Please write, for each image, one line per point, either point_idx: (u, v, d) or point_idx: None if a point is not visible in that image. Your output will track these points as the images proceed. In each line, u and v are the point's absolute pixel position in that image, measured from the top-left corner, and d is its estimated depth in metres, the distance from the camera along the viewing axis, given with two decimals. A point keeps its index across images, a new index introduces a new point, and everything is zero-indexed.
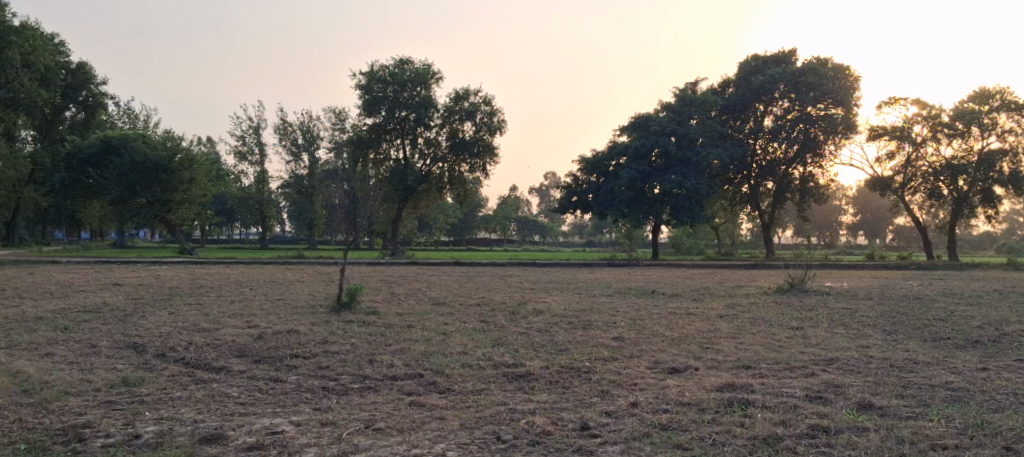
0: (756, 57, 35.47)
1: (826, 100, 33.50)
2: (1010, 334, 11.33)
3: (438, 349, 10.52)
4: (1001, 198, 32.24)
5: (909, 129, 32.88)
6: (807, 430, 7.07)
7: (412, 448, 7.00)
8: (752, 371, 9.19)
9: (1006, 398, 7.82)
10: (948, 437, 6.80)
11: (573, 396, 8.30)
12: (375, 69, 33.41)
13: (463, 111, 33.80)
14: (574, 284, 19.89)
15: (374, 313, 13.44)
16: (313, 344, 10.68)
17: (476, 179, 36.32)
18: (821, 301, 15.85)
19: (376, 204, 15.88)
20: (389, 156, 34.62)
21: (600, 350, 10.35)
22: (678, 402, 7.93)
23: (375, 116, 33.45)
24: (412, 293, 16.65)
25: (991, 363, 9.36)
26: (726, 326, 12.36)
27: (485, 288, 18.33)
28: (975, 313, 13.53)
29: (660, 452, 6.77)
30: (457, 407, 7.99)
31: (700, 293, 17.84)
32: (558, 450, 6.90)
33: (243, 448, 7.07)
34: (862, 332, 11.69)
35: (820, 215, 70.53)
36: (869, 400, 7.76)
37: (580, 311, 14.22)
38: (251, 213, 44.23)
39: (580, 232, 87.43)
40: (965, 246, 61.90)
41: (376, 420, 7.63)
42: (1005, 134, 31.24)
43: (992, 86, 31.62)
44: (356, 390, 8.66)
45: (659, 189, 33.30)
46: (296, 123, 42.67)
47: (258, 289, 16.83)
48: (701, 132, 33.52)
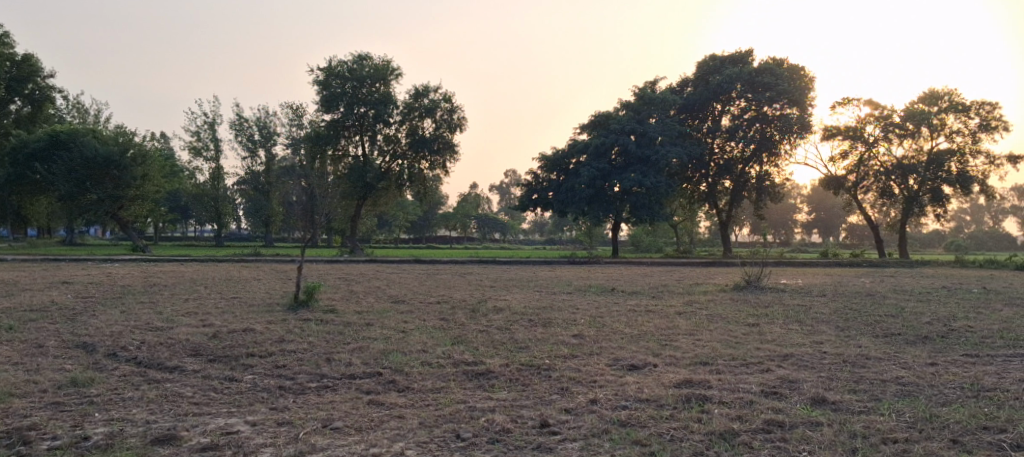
0: (713, 56, 35.88)
1: (781, 100, 34.03)
2: (958, 329, 11.62)
3: (397, 347, 10.44)
4: (950, 197, 33.07)
5: (862, 129, 33.56)
6: (762, 425, 7.16)
7: (370, 447, 6.93)
8: (710, 367, 9.29)
9: (954, 392, 8.01)
10: (899, 431, 6.93)
11: (533, 393, 8.31)
12: (333, 65, 33.04)
13: (423, 108, 33.64)
14: (534, 282, 19.92)
15: (332, 311, 13.30)
16: (270, 342, 10.54)
17: (436, 177, 36.18)
18: (776, 298, 16.09)
19: (334, 201, 15.73)
20: (348, 153, 34.30)
21: (560, 348, 10.37)
22: (637, 398, 7.98)
23: (333, 113, 33.08)
24: (371, 291, 16.50)
25: (939, 358, 9.58)
26: (684, 323, 12.49)
27: (445, 285, 18.27)
28: (925, 309, 13.86)
29: (618, 449, 6.79)
30: (416, 406, 7.95)
31: (659, 290, 18.01)
32: (518, 447, 6.89)
33: (197, 449, 6.94)
34: (816, 328, 11.90)
35: (776, 214, 71.72)
36: (823, 395, 7.90)
37: (540, 308, 14.24)
38: (206, 211, 43.24)
39: (540, 230, 87.69)
40: (914, 244, 63.47)
41: (333, 420, 7.55)
42: (953, 135, 32.06)
43: (941, 88, 32.41)
44: (313, 389, 8.56)
45: (619, 187, 33.52)
46: (252, 119, 42.04)
47: (212, 287, 16.53)
48: (660, 131, 33.82)
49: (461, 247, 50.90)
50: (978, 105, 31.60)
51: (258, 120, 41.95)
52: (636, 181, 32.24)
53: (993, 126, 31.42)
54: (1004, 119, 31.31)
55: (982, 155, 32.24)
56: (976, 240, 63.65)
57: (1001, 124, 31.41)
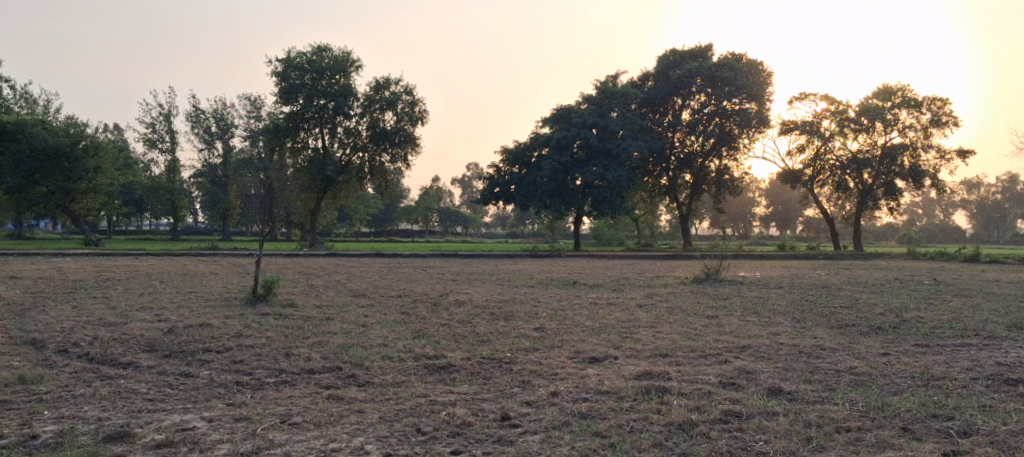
0: (673, 51, 36.18)
1: (741, 95, 34.45)
2: (909, 320, 11.90)
3: (357, 341, 10.37)
4: (903, 191, 33.79)
5: (818, 124, 34.13)
6: (720, 416, 7.25)
7: (329, 442, 6.87)
8: (669, 358, 9.39)
9: (905, 382, 8.20)
10: (852, 420, 7.05)
11: (494, 386, 8.31)
12: (291, 56, 32.58)
13: (384, 101, 33.41)
14: (496, 275, 19.93)
15: (291, 305, 13.17)
16: (227, 337, 10.40)
17: (397, 170, 35.97)
18: (735, 290, 16.31)
19: (292, 194, 15.55)
20: (307, 145, 33.91)
21: (521, 341, 10.39)
22: (597, 391, 8.04)
23: (292, 105, 32.68)
24: (331, 285, 16.36)
25: (892, 348, 9.80)
26: (645, 315, 12.60)
27: (406, 279, 18.19)
28: (878, 300, 14.17)
29: (578, 440, 6.83)
30: (376, 400, 7.91)
31: (620, 283, 18.16)
32: (478, 440, 6.89)
33: (151, 446, 6.82)
34: (773, 320, 12.09)
35: (735, 208, 72.65)
36: (779, 386, 8.04)
37: (501, 302, 14.25)
38: (162, 204, 42.50)
39: (502, 223, 87.73)
40: (869, 237, 64.80)
41: (292, 415, 7.47)
42: (906, 130, 32.75)
43: (895, 83, 33.05)
44: (271, 384, 8.47)
45: (581, 181, 33.66)
46: (209, 111, 41.33)
47: (168, 281, 16.25)
48: (622, 125, 34.01)
49: (423, 241, 50.73)
50: (929, 101, 32.30)
51: (215, 111, 41.25)
52: (598, 174, 32.41)
53: (944, 122, 32.16)
54: (954, 114, 32.05)
55: (934, 150, 32.98)
56: (927, 233, 65.21)
57: (952, 119, 32.16)
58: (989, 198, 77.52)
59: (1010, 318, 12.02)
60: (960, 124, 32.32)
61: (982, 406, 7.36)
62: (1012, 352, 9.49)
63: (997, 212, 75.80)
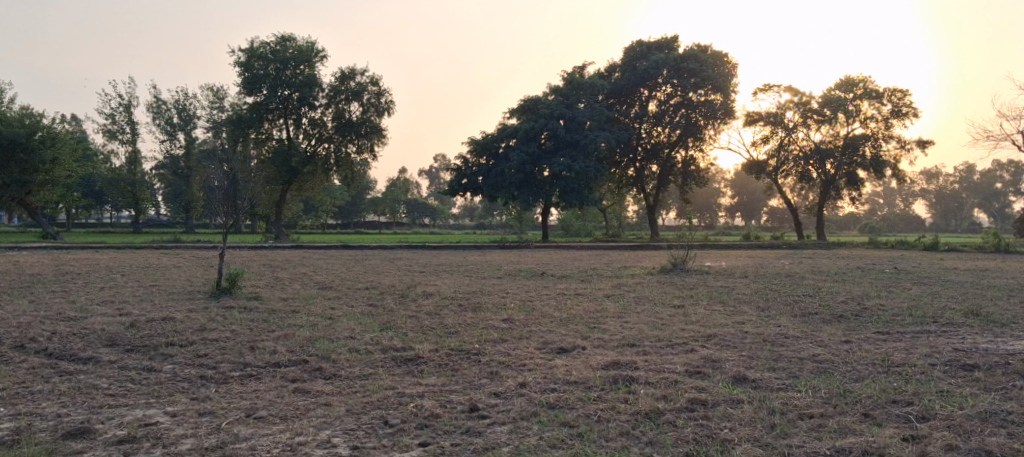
0: (640, 42, 36.36)
1: (706, 86, 34.83)
2: (870, 308, 12.13)
3: (324, 334, 10.28)
4: (864, 181, 34.37)
5: (782, 115, 34.54)
6: (686, 404, 7.32)
7: (296, 436, 6.81)
8: (636, 348, 9.45)
9: (866, 369, 8.34)
10: (815, 407, 7.15)
11: (462, 378, 8.31)
12: (255, 46, 32.14)
13: (349, 92, 33.12)
14: (464, 267, 19.92)
15: (256, 298, 13.03)
16: (191, 331, 10.27)
17: (363, 161, 35.71)
18: (702, 280, 16.49)
19: (256, 185, 15.36)
20: (271, 136, 33.52)
21: (489, 332, 10.39)
22: (565, 381, 8.06)
23: (256, 95, 32.25)
24: (297, 278, 16.21)
25: (853, 336, 9.96)
26: (613, 306, 12.67)
27: (373, 271, 18.10)
28: (840, 289, 14.42)
29: (546, 431, 6.84)
30: (342, 393, 7.85)
31: (588, 273, 18.25)
32: (446, 432, 6.87)
33: (112, 442, 6.70)
34: (738, 309, 12.24)
35: (701, 199, 73.30)
36: (744, 374, 8.12)
37: (470, 293, 14.23)
38: (123, 197, 41.79)
39: (470, 215, 87.66)
40: (831, 227, 65.83)
41: (257, 409, 7.39)
42: (867, 121, 33.27)
43: (857, 75, 33.52)
44: (236, 378, 8.37)
45: (548, 172, 33.73)
46: (170, 102, 40.64)
47: (129, 275, 15.98)
48: (589, 116, 34.10)
49: (390, 232, 50.59)
50: (890, 92, 32.82)
51: (177, 102, 40.59)
52: (566, 165, 32.50)
53: (904, 113, 32.71)
54: (914, 106, 32.62)
55: (894, 140, 33.57)
56: (888, 222, 66.42)
57: (912, 110, 32.72)
58: (947, 187, 79.13)
59: (968, 305, 12.30)
60: (919, 116, 32.91)
61: (940, 392, 7.52)
62: (969, 339, 9.70)
63: (955, 201, 77.42)
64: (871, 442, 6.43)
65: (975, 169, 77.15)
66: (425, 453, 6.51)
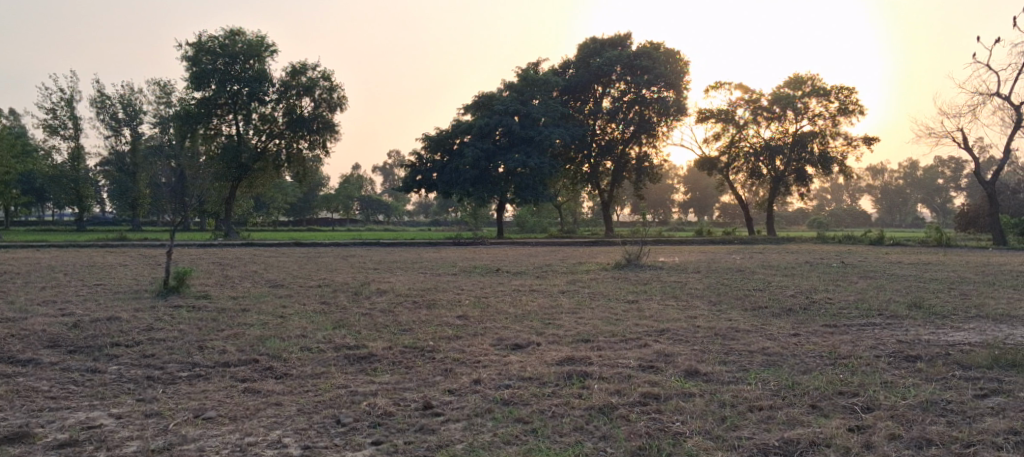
0: (593, 39, 36.61)
1: (659, 83, 35.24)
2: (818, 301, 12.42)
3: (275, 333, 10.14)
4: (812, 177, 35.06)
5: (733, 112, 35.08)
6: (639, 399, 7.38)
7: (246, 436, 6.70)
8: (590, 344, 9.49)
9: (814, 361, 8.50)
10: (764, 399, 7.27)
11: (415, 375, 8.25)
12: (202, 40, 31.52)
13: (301, 87, 32.68)
14: (419, 264, 19.83)
15: (205, 297, 12.81)
16: (137, 331, 10.03)
17: (315, 157, 35.31)
18: (655, 275, 16.70)
19: (205, 182, 15.08)
20: (221, 132, 32.93)
21: (443, 330, 10.35)
22: (520, 377, 8.07)
23: (204, 90, 31.65)
24: (248, 276, 15.95)
25: (801, 329, 10.15)
26: (567, 301, 12.74)
27: (327, 268, 17.90)
28: (789, 282, 14.74)
29: (500, 427, 6.82)
30: (294, 392, 7.74)
31: (543, 270, 18.32)
32: (399, 430, 6.81)
33: (53, 446, 6.52)
34: (691, 303, 12.39)
35: (655, 195, 74.11)
36: (696, 367, 8.22)
37: (424, 290, 14.19)
38: (66, 194, 40.77)
39: (425, 211, 87.29)
40: (781, 222, 67.16)
41: (206, 410, 7.25)
42: (816, 118, 33.93)
43: (805, 72, 34.16)
44: (184, 378, 8.20)
45: (503, 168, 33.74)
46: (115, 96, 39.62)
47: (72, 274, 15.54)
48: (544, 112, 34.24)
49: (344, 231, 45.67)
50: (837, 90, 33.51)
51: (122, 97, 39.57)
52: (520, 162, 32.59)
53: (851, 110, 33.42)
54: (860, 103, 33.35)
55: (841, 137, 34.30)
56: (835, 218, 68.04)
57: (858, 107, 33.44)
58: (891, 183, 81.39)
59: (911, 297, 12.66)
60: (865, 113, 33.66)
61: (883, 383, 7.70)
62: (912, 330, 9.96)
63: (899, 196, 79.77)
64: (818, 432, 6.54)
65: (918, 165, 79.54)
66: (377, 451, 6.44)
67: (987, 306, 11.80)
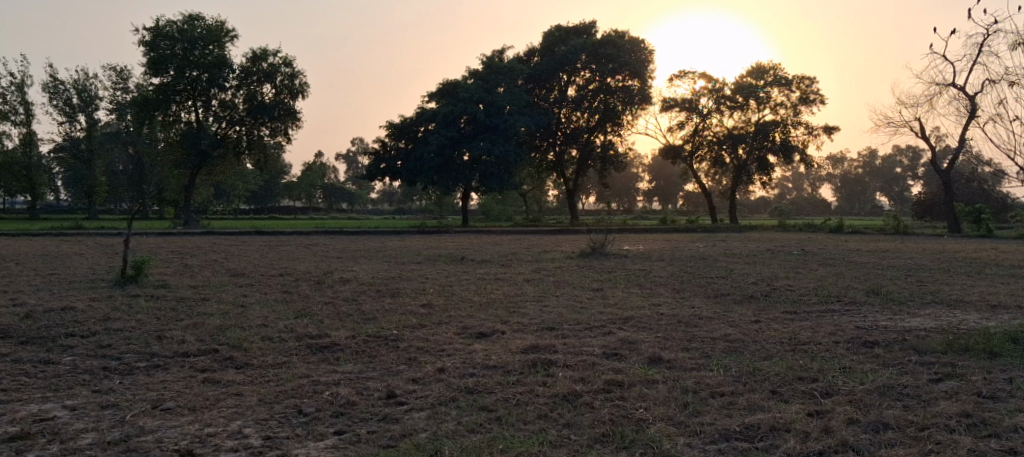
0: (559, 27, 36.67)
1: (624, 72, 35.52)
2: (779, 288, 12.57)
3: (235, 322, 10.00)
4: (774, 166, 35.51)
5: (697, 100, 35.38)
6: (603, 386, 7.40)
7: (205, 427, 6.56)
8: (555, 332, 9.50)
9: (775, 347, 8.61)
10: (726, 385, 7.34)
11: (379, 365, 8.18)
12: (160, 24, 30.82)
13: (262, 73, 32.14)
14: (383, 252, 19.68)
15: (164, 286, 12.56)
16: (93, 321, 9.81)
17: (277, 145, 34.88)
18: (620, 263, 16.80)
19: (165, 169, 14.82)
20: (180, 118, 32.37)
21: (408, 318, 10.29)
22: (484, 365, 8.05)
23: (162, 76, 31.01)
24: (209, 265, 15.68)
25: (763, 316, 10.28)
26: (532, 290, 12.73)
27: (290, 257, 17.68)
28: (751, 270, 14.92)
29: (465, 416, 6.77)
30: (255, 382, 7.64)
31: (509, 258, 18.30)
32: (362, 419, 6.73)
33: (3, 440, 6.32)
34: (654, 291, 12.49)
35: (619, 183, 74.53)
36: (659, 355, 8.27)
37: (388, 279, 14.08)
38: (17, 181, 40.27)
39: (389, 199, 86.74)
40: (744, 211, 67.92)
41: (164, 400, 7.13)
42: (777, 107, 34.33)
43: (767, 62, 34.55)
44: (142, 368, 8.05)
45: (468, 156, 33.61)
46: (69, 81, 38.65)
47: (25, 263, 15.15)
48: (509, 100, 34.17)
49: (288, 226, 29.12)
50: (799, 79, 33.94)
51: (77, 82, 38.60)
52: (485, 149, 32.55)
53: (812, 100, 33.87)
54: (821, 92, 33.82)
55: (802, 126, 34.72)
56: (796, 206, 69.16)
57: (819, 97, 33.88)
58: (851, 172, 82.73)
59: (869, 284, 12.86)
60: (825, 102, 34.13)
61: (842, 368, 7.82)
62: (870, 317, 10.13)
63: (857, 185, 81.46)
64: (779, 417, 6.56)
65: (876, 154, 81.26)
66: (339, 441, 6.33)
67: (941, 292, 12.05)
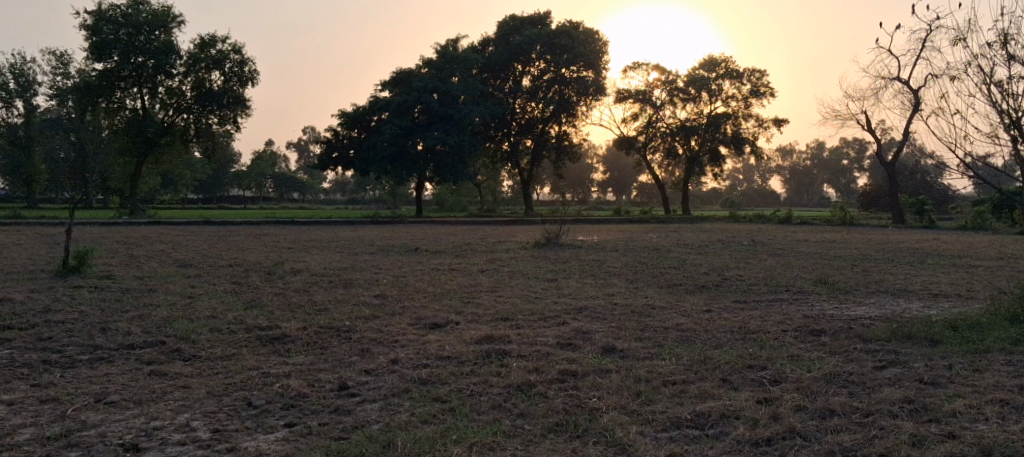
0: (513, 16, 36.62)
1: (578, 63, 35.86)
2: (730, 278, 12.77)
3: (183, 313, 9.79)
4: (725, 157, 36.05)
5: (650, 92, 35.69)
6: (557, 376, 7.42)
7: (151, 420, 6.40)
8: (510, 322, 9.49)
9: (725, 336, 8.73)
10: (678, 374, 7.43)
11: (331, 356, 8.09)
12: (103, 8, 29.96)
13: (210, 60, 31.49)
14: (336, 242, 19.48)
15: (108, 277, 12.23)
16: (33, 314, 9.52)
17: (226, 133, 34.18)
18: (573, 253, 16.89)
19: (108, 157, 14.39)
20: (124, 105, 31.49)
21: (361, 309, 10.19)
22: (438, 356, 8.02)
23: (106, 62, 30.16)
24: (155, 255, 15.31)
25: (714, 305, 10.43)
26: (486, 280, 12.69)
27: (239, 247, 17.37)
28: (703, 260, 15.10)
29: (418, 407, 6.72)
30: (203, 374, 7.49)
31: (463, 248, 18.26)
32: (314, 411, 6.64)
33: None
34: (608, 281, 12.56)
35: (574, 174, 75.00)
36: (613, 345, 8.32)
37: (340, 269, 13.91)
38: None
39: (342, 189, 85.86)
40: (696, 202, 68.96)
41: (108, 394, 6.94)
42: (728, 100, 34.81)
43: (719, 55, 34.94)
44: (84, 361, 7.82)
45: (422, 145, 33.35)
46: (5, 65, 37.30)
47: None
48: (463, 90, 34.06)
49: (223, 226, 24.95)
50: (749, 72, 34.42)
51: (15, 66, 37.28)
52: (440, 139, 32.36)
53: (762, 92, 34.40)
54: (770, 85, 34.36)
55: (753, 119, 35.28)
56: (746, 197, 70.44)
57: (769, 90, 34.46)
58: (800, 164, 84.50)
59: (816, 274, 13.11)
60: (775, 96, 34.71)
61: (790, 356, 7.96)
62: (817, 306, 10.34)
63: (806, 177, 83.10)
64: (728, 405, 6.65)
65: (824, 146, 83.01)
66: (291, 433, 6.23)
67: (886, 281, 12.35)
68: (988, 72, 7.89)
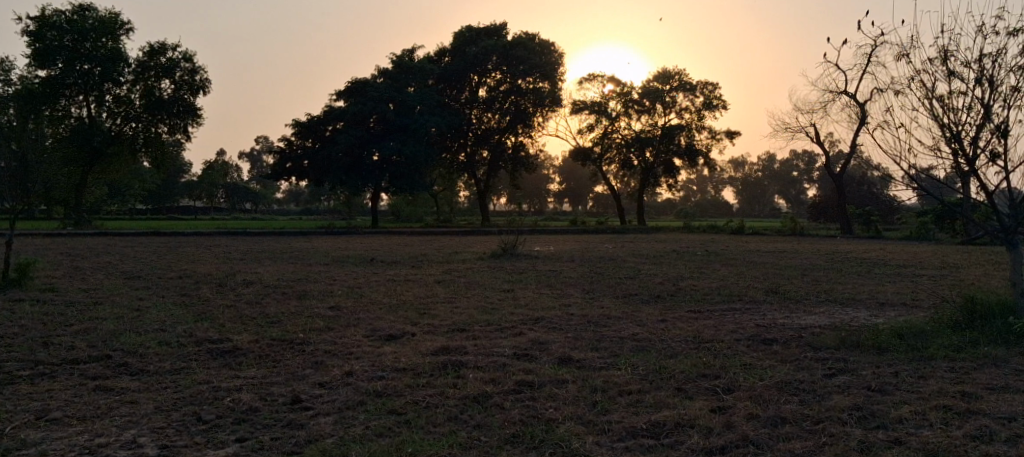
0: (469, 27, 36.68)
1: (534, 74, 36.19)
2: (684, 287, 12.89)
3: (130, 327, 9.54)
4: (679, 168, 36.50)
5: (605, 104, 36.04)
6: (514, 387, 7.41)
7: (96, 437, 6.21)
8: (466, 333, 9.45)
9: (680, 345, 8.81)
10: (633, 384, 7.46)
11: (284, 369, 7.96)
12: (47, 14, 29.23)
13: (160, 68, 30.97)
14: (289, 253, 19.22)
15: (51, 290, 11.87)
16: None
17: (176, 142, 33.53)
18: (530, 263, 16.91)
19: (52, 166, 13.97)
20: (70, 113, 30.71)
21: (315, 321, 10.05)
22: (394, 368, 7.94)
23: (49, 69, 29.41)
24: (102, 267, 14.90)
25: (669, 315, 10.51)
26: (443, 291, 12.64)
27: (189, 259, 17.01)
28: (658, 270, 15.24)
29: (373, 420, 6.64)
30: (150, 389, 7.30)
31: (419, 259, 18.15)
32: (265, 426, 6.51)
33: None
34: (565, 291, 12.59)
35: (530, 184, 75.19)
36: (569, 355, 8.35)
37: (294, 281, 13.72)
38: None
39: (296, 200, 84.77)
40: (651, 213, 69.70)
41: (50, 410, 6.72)
42: (682, 112, 35.32)
43: (672, 68, 35.48)
44: (24, 378, 7.57)
45: (378, 155, 33.18)
46: None
47: None
48: (419, 100, 33.98)
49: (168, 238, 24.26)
50: (702, 85, 35.00)
51: None
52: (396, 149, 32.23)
53: (715, 105, 34.98)
54: (722, 98, 34.97)
55: (706, 131, 35.85)
56: (700, 208, 71.39)
57: (721, 102, 35.07)
58: (751, 175, 85.79)
59: (768, 283, 13.31)
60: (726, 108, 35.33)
61: (744, 365, 8.06)
62: (769, 315, 10.49)
63: (757, 188, 84.44)
64: (683, 414, 6.70)
65: (774, 158, 84.53)
66: (241, 448, 6.09)
67: (835, 290, 12.58)
68: (931, 88, 8.16)
